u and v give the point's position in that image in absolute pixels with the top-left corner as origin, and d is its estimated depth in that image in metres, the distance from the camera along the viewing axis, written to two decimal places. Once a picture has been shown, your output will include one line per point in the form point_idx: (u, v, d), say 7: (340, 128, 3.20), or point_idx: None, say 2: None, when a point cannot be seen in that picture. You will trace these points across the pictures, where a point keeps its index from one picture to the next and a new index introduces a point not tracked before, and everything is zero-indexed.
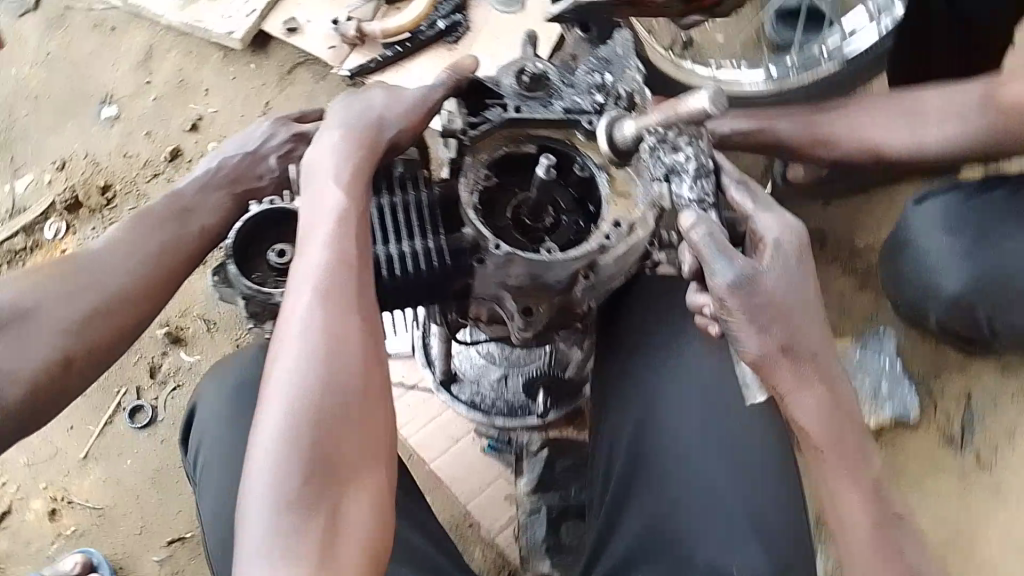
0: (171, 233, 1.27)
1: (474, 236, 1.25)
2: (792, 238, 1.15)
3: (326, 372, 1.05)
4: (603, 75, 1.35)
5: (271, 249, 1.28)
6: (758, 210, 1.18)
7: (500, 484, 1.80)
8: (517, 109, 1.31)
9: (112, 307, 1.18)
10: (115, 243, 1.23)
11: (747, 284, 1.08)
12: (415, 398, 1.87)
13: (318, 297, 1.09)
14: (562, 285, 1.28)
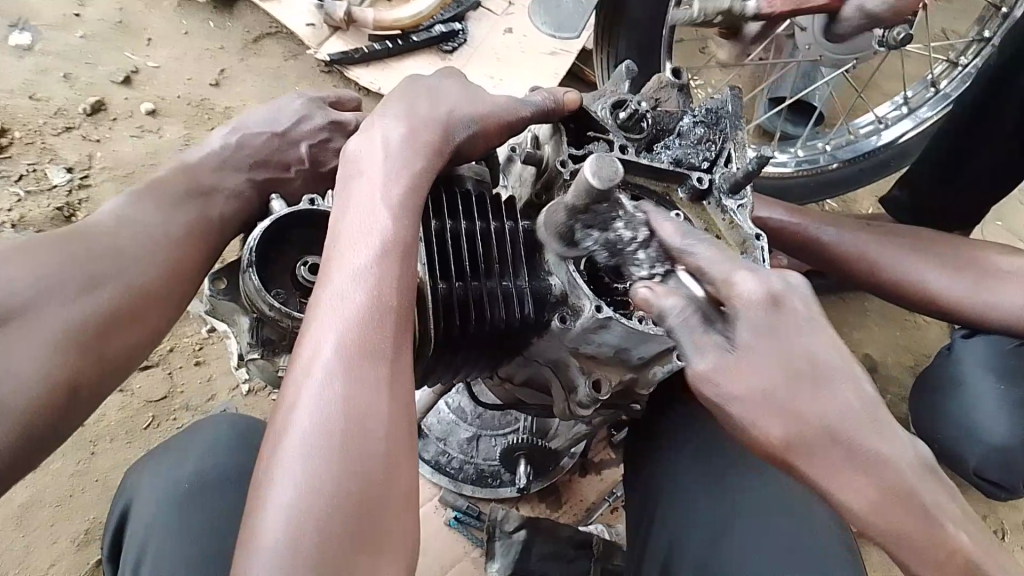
0: (198, 211, 0.97)
1: (564, 289, 1.01)
2: (765, 299, 0.86)
3: (345, 465, 0.74)
4: (616, 222, 0.96)
5: (302, 259, 0.98)
6: (725, 268, 0.87)
7: (463, 567, 1.53)
8: (622, 148, 1.07)
9: (137, 303, 0.86)
10: (128, 219, 0.91)
11: (717, 374, 0.87)
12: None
13: (345, 359, 0.78)
14: (642, 361, 1.05)
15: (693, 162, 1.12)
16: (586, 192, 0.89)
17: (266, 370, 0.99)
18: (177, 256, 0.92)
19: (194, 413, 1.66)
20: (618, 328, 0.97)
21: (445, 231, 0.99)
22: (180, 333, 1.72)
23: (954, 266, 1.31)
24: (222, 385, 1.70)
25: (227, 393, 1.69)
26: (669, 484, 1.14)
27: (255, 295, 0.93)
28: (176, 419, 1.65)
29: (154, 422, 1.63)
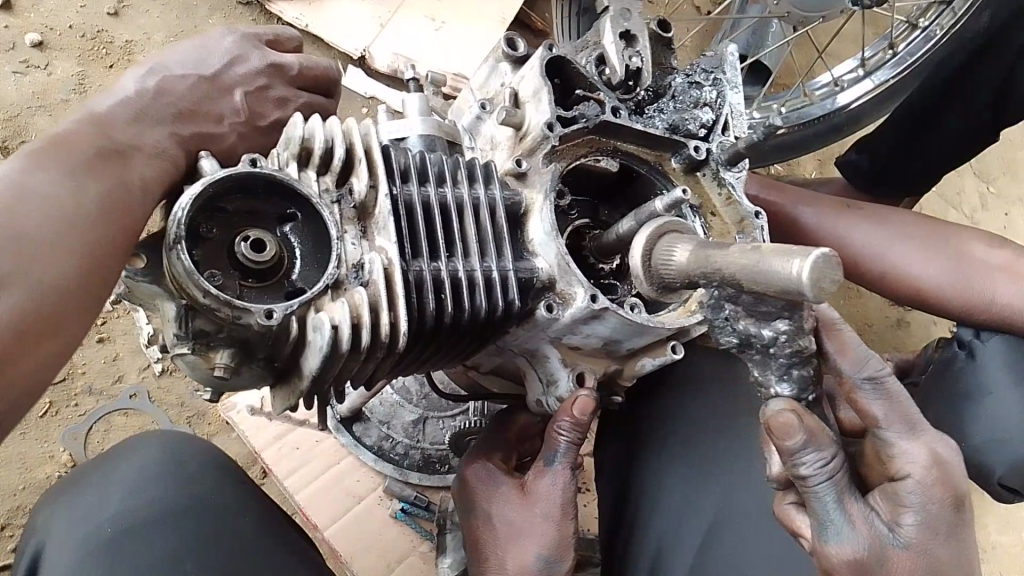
0: (116, 177, 0.77)
1: (552, 273, 0.89)
2: (931, 475, 0.83)
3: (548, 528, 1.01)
4: (775, 321, 0.75)
5: (240, 233, 0.81)
6: (897, 433, 0.85)
7: (411, 563, 1.47)
8: (614, 111, 0.93)
9: (45, 308, 0.68)
10: (28, 192, 0.71)
11: (870, 559, 0.82)
12: (305, 438, 1.55)
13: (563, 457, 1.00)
14: (628, 351, 0.97)
15: (689, 128, 0.98)
16: (775, 290, 0.66)
17: (199, 368, 0.83)
18: (94, 239, 0.73)
19: (97, 398, 1.64)
20: (612, 319, 0.88)
21: (418, 201, 0.84)
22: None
23: (934, 254, 1.39)
24: (130, 366, 1.68)
25: (136, 374, 1.68)
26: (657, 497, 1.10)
27: (185, 279, 0.75)
28: (76, 405, 1.63)
29: (51, 410, 1.61)
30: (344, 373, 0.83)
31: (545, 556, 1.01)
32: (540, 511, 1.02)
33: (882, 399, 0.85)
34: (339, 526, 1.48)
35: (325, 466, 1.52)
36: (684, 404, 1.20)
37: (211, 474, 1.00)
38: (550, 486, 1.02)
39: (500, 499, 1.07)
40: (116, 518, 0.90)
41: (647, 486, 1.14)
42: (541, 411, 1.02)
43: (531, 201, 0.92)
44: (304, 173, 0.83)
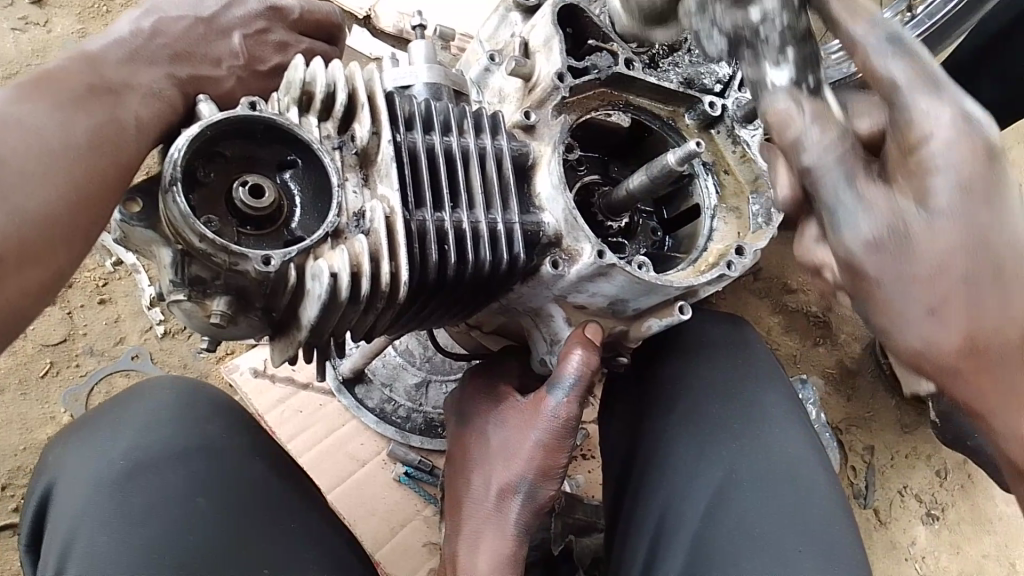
0: (106, 113, 0.75)
1: (559, 227, 0.85)
2: (972, 149, 0.61)
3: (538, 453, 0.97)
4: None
5: (239, 178, 0.79)
6: (924, 101, 0.61)
7: (415, 527, 1.47)
8: (628, 63, 0.91)
9: (28, 239, 0.67)
10: (11, 121, 0.69)
11: (891, 236, 0.62)
12: (308, 401, 1.53)
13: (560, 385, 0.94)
14: (635, 311, 0.94)
15: (705, 83, 0.97)
16: None
17: (196, 318, 0.79)
18: (78, 170, 0.71)
19: (99, 358, 1.63)
20: (620, 278, 0.84)
21: (422, 151, 0.81)
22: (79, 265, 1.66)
23: None
24: (132, 327, 1.66)
25: (138, 336, 1.66)
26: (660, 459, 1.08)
27: (182, 224, 0.73)
28: (77, 366, 1.62)
29: (52, 370, 1.60)
30: (342, 325, 0.80)
31: (531, 479, 0.98)
32: (534, 436, 0.97)
33: (906, 58, 0.63)
34: (343, 490, 1.46)
35: (328, 430, 1.50)
36: (692, 367, 1.17)
37: (225, 416, 1.00)
38: (550, 417, 0.95)
39: (500, 419, 1.02)
40: (130, 454, 0.90)
41: (651, 451, 1.12)
42: (546, 371, 1.00)
43: (540, 153, 0.88)
44: (305, 119, 0.80)
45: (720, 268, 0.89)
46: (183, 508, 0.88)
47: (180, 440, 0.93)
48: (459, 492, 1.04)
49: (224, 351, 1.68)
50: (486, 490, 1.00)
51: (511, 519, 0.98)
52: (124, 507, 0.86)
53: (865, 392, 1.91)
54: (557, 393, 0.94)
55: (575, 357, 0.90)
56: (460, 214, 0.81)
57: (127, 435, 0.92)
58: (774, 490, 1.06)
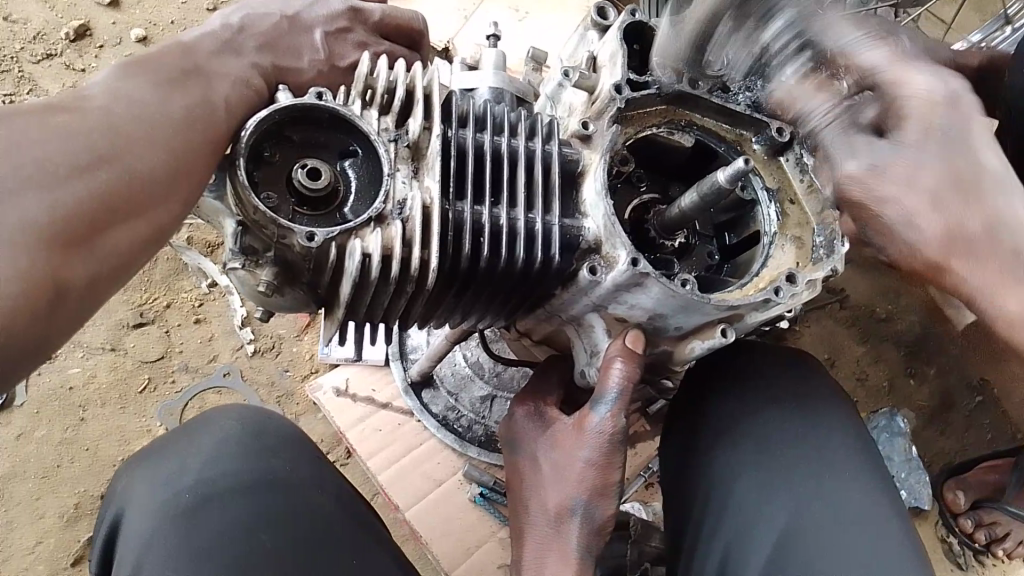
0: (198, 94, 0.81)
1: (599, 235, 0.86)
2: (936, 103, 0.93)
3: (585, 475, 0.97)
4: None
5: (300, 161, 0.85)
6: (899, 72, 0.93)
7: (490, 548, 1.50)
8: (692, 82, 0.91)
9: (129, 194, 0.73)
10: (120, 96, 0.77)
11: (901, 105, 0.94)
12: (387, 420, 1.58)
13: (597, 407, 0.93)
14: (678, 333, 0.93)
15: (772, 108, 0.95)
16: None
17: (248, 284, 0.85)
18: (177, 138, 0.77)
19: (193, 374, 1.78)
20: (655, 289, 0.84)
21: (471, 147, 0.84)
22: (179, 288, 1.82)
23: None
24: (224, 345, 1.81)
25: (230, 354, 1.81)
26: None
27: (242, 195, 0.79)
28: (172, 382, 1.77)
29: (151, 386, 1.75)
30: (378, 304, 0.86)
31: (582, 499, 0.98)
32: (582, 455, 0.96)
33: (872, 48, 0.92)
34: (421, 509, 1.52)
35: (406, 449, 1.55)
36: (761, 402, 1.11)
37: (290, 446, 1.07)
38: (596, 434, 0.94)
39: (551, 435, 1.02)
40: (198, 485, 0.97)
41: (715, 480, 1.08)
42: (586, 384, 1.01)
43: (590, 160, 0.89)
44: (368, 112, 0.85)
45: (766, 292, 0.85)
46: (247, 541, 0.94)
47: (240, 471, 0.99)
48: (519, 514, 1.06)
49: (308, 370, 1.80)
50: (542, 513, 1.02)
51: (570, 539, 0.99)
52: (191, 538, 0.93)
53: (959, 423, 1.92)
54: (599, 409, 0.93)
55: (616, 370, 0.89)
56: (501, 212, 0.83)
57: (192, 467, 0.99)
58: (836, 539, 1.01)
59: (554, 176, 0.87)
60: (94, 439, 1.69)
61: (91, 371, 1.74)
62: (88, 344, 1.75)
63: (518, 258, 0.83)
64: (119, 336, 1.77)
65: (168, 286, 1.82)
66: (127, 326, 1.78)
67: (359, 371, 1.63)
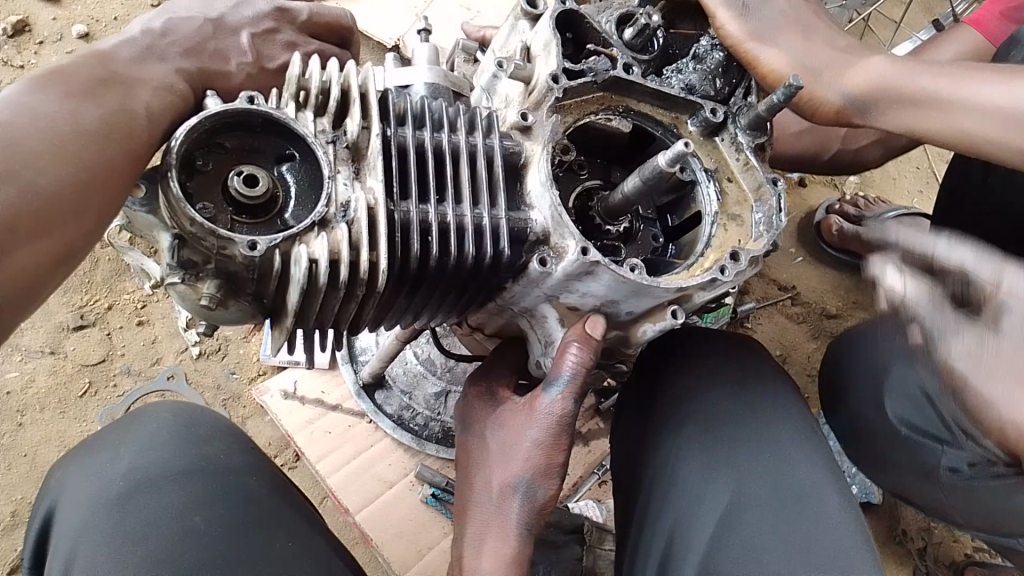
0: (118, 104, 0.77)
1: (547, 226, 0.86)
2: None
3: (534, 458, 0.93)
4: None
5: (235, 168, 0.82)
6: None
7: (441, 549, 1.48)
8: (626, 68, 0.91)
9: (41, 213, 0.68)
10: (25, 107, 0.71)
11: None
12: (337, 423, 1.56)
13: (552, 388, 0.91)
14: (630, 317, 0.94)
15: (706, 90, 0.96)
16: None
17: (189, 300, 0.82)
18: (94, 151, 0.72)
19: (135, 378, 1.71)
20: (606, 276, 0.84)
21: (412, 147, 0.83)
22: (120, 289, 1.77)
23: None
24: (167, 348, 1.75)
25: (174, 357, 1.74)
26: (663, 468, 1.07)
27: (176, 208, 0.76)
28: (114, 386, 1.70)
29: (91, 390, 1.69)
30: (326, 311, 0.84)
31: (528, 479, 0.94)
32: (530, 435, 0.93)
33: None
34: (370, 511, 1.49)
35: (356, 451, 1.54)
36: (709, 384, 1.10)
37: (226, 437, 1.04)
38: (545, 414, 0.92)
39: (499, 419, 0.98)
40: (132, 472, 0.93)
41: (660, 461, 1.08)
42: (542, 375, 1.00)
43: (531, 152, 0.89)
44: (302, 114, 0.83)
45: (712, 272, 0.87)
46: (180, 524, 0.89)
47: (177, 462, 0.95)
48: (462, 495, 1.00)
49: (255, 372, 1.75)
50: (485, 493, 0.97)
51: (511, 518, 0.95)
52: (121, 524, 0.88)
53: None
54: (551, 389, 0.91)
55: (571, 354, 0.89)
56: (446, 210, 0.83)
57: (126, 458, 0.95)
58: (775, 514, 1.00)
59: (497, 172, 0.86)
60: (32, 444, 1.62)
61: (29, 375, 1.67)
62: (27, 347, 1.69)
63: (463, 251, 0.82)
64: (58, 339, 1.71)
65: (109, 287, 1.76)
66: (66, 328, 1.72)
67: (307, 372, 1.61)
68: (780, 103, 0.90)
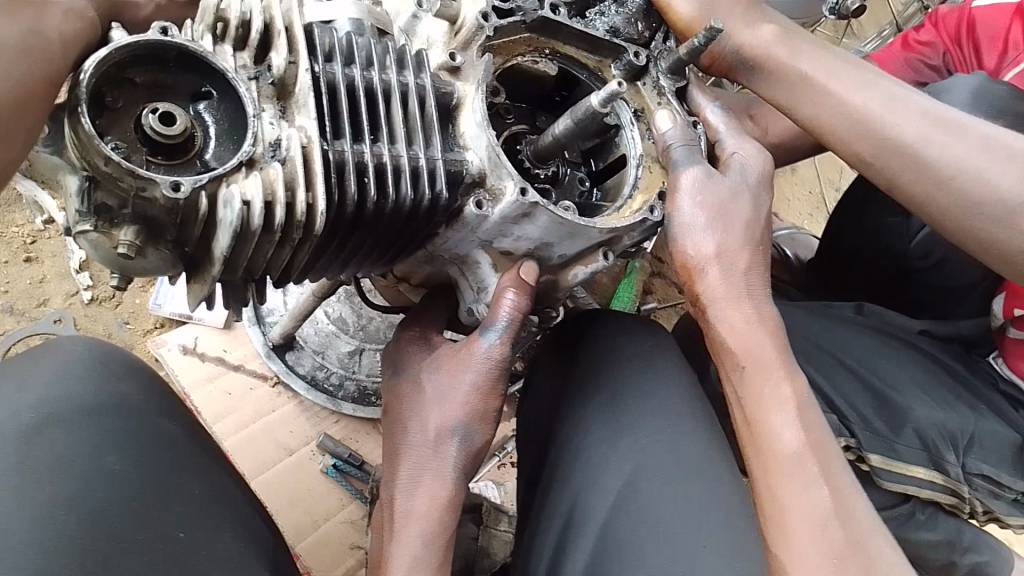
0: (28, 20, 0.72)
1: (482, 168, 0.85)
2: None
3: (472, 402, 0.93)
4: None
5: (149, 104, 0.76)
6: None
7: (338, 522, 1.43)
8: (553, 8, 0.91)
9: None
10: None
11: None
12: (237, 383, 1.52)
13: (491, 333, 0.91)
14: (560, 261, 0.95)
15: (630, 34, 0.97)
16: None
17: (102, 248, 0.76)
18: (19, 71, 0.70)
19: (18, 318, 1.59)
20: (543, 218, 0.84)
21: (341, 84, 0.80)
22: (8, 221, 1.65)
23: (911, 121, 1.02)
24: (55, 290, 1.63)
25: (62, 300, 1.63)
26: (574, 420, 1.07)
27: (86, 146, 0.70)
28: None
29: None
30: (257, 258, 0.79)
31: (466, 422, 0.94)
32: (468, 378, 0.93)
33: None
34: (265, 477, 1.44)
35: (256, 415, 1.50)
36: (628, 337, 1.13)
37: (133, 375, 1.00)
38: (483, 359, 0.92)
39: (433, 366, 0.97)
40: (41, 405, 0.89)
41: (573, 410, 1.08)
42: (473, 322, 1.00)
43: (464, 92, 0.87)
44: (220, 48, 0.78)
45: (643, 212, 0.90)
46: (92, 463, 0.86)
47: (87, 393, 0.93)
48: (390, 438, 0.98)
49: (151, 325, 1.65)
50: (419, 435, 0.95)
51: (447, 460, 0.94)
52: (29, 471, 0.83)
53: None
54: (489, 334, 0.92)
55: (508, 299, 0.89)
56: (381, 151, 0.80)
57: (32, 394, 0.91)
58: (689, 442, 1.03)
59: (431, 115, 0.84)
60: None
61: None
62: None
63: (398, 193, 0.80)
64: None
65: None
66: None
67: (209, 330, 1.56)
68: (701, 47, 0.92)
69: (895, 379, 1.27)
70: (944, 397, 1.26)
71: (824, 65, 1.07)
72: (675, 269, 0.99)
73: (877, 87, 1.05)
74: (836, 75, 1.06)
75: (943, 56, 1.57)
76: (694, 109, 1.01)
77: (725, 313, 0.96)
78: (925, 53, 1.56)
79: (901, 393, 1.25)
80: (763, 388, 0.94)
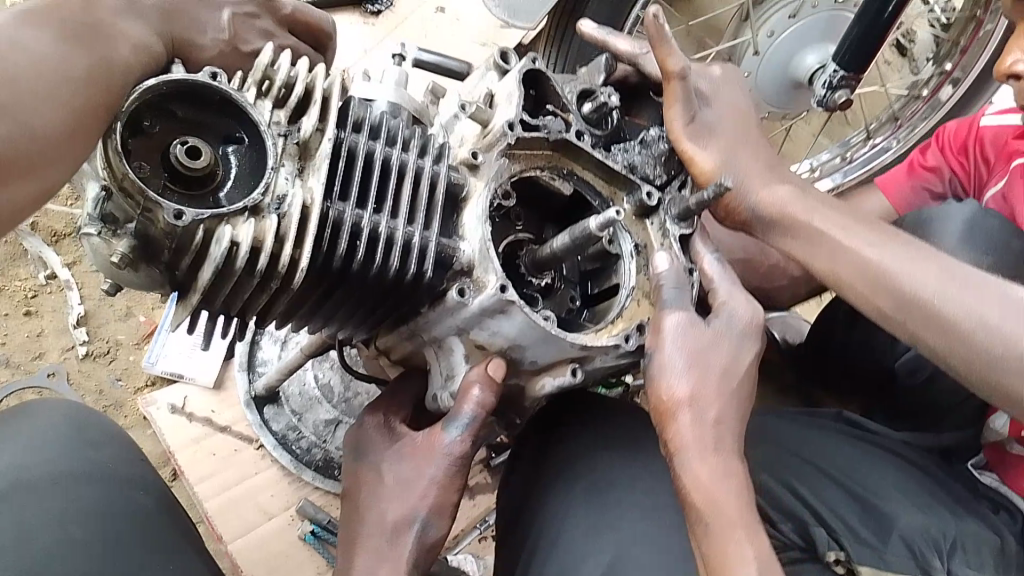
0: (96, 52, 0.78)
1: (473, 258, 0.89)
2: None
3: (430, 493, 0.95)
4: None
5: (181, 137, 0.82)
6: None
7: None
8: (578, 134, 0.96)
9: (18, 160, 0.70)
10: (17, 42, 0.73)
11: None
12: (222, 445, 1.54)
13: (453, 428, 0.93)
14: (533, 368, 0.97)
15: (645, 172, 1.05)
16: None
17: (100, 253, 0.81)
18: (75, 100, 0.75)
19: (13, 371, 1.71)
20: (517, 318, 0.87)
21: (362, 151, 0.85)
22: (13, 275, 1.78)
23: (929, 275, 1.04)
24: (52, 345, 1.74)
25: (58, 354, 1.74)
26: (544, 535, 1.07)
27: (115, 160, 0.75)
28: None
29: None
30: (237, 296, 0.84)
31: (425, 513, 0.95)
32: (430, 471, 0.95)
33: None
34: (246, 539, 1.46)
35: (239, 478, 1.51)
36: (597, 450, 1.14)
37: (114, 445, 1.00)
38: (446, 452, 0.94)
39: (395, 453, 0.99)
40: (15, 473, 0.90)
41: (545, 526, 1.08)
42: (437, 410, 1.02)
43: (474, 188, 0.93)
44: (261, 102, 0.84)
45: (619, 338, 0.92)
46: (57, 532, 0.85)
47: (59, 464, 0.92)
48: (350, 525, 1.00)
49: (141, 382, 1.74)
50: (377, 526, 0.97)
51: (405, 556, 0.95)
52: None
53: None
54: (453, 429, 0.93)
55: (474, 394, 0.91)
56: (381, 218, 0.84)
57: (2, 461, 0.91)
58: None
59: (438, 199, 0.88)
60: None
61: None
62: None
63: (391, 262, 0.84)
64: None
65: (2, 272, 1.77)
66: None
67: (198, 391, 1.60)
68: (709, 200, 0.96)
69: (875, 487, 1.20)
70: (927, 500, 1.19)
71: (842, 222, 1.11)
72: (648, 403, 0.99)
73: (897, 242, 1.08)
74: (856, 228, 1.10)
75: (949, 184, 1.60)
76: (694, 258, 1.04)
77: (692, 461, 0.96)
78: (930, 180, 1.61)
79: (882, 498, 1.18)
80: (727, 543, 0.93)
